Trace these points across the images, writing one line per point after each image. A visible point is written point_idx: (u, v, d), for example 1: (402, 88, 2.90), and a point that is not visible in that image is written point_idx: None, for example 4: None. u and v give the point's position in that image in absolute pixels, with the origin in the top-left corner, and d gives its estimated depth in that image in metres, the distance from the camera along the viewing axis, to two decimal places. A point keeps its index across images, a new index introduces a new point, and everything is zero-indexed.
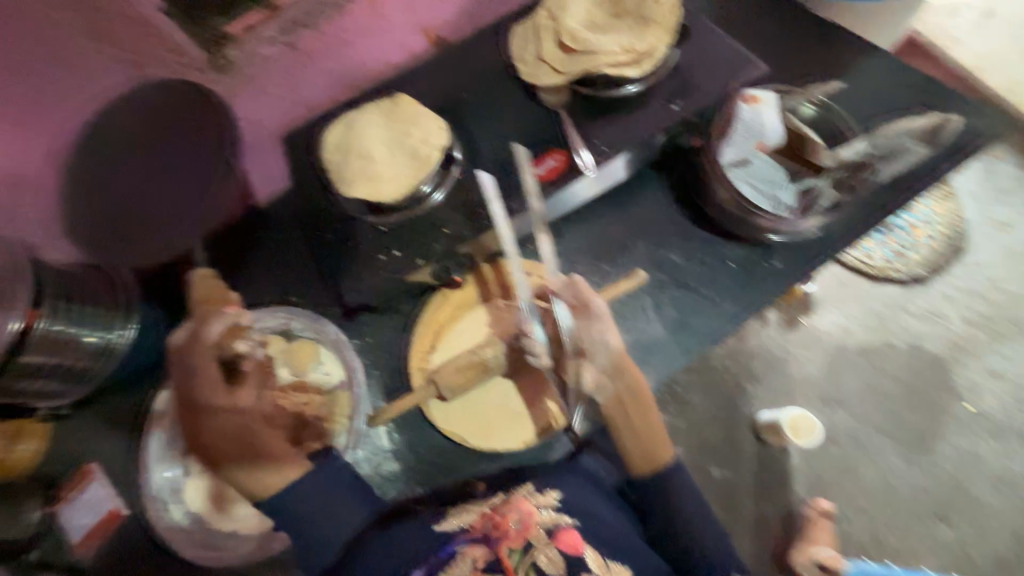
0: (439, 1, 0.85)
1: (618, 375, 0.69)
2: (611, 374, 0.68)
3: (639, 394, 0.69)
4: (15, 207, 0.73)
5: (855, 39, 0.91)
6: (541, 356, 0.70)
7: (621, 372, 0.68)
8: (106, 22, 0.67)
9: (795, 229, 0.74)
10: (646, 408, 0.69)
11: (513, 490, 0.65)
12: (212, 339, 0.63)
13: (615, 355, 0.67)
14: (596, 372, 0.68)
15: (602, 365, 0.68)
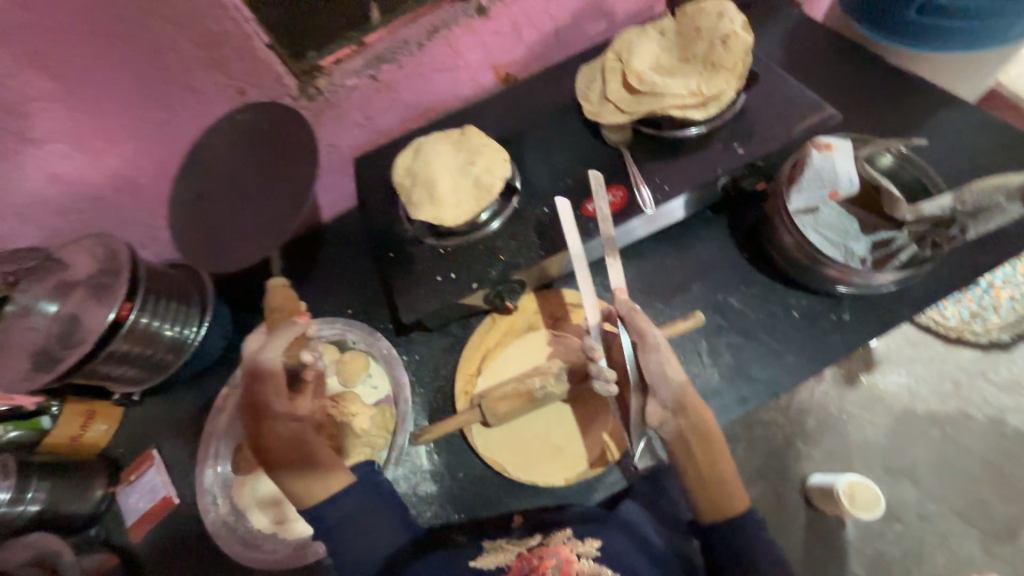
0: (513, 43, 0.89)
1: (681, 411, 0.64)
2: (674, 410, 0.64)
3: (706, 433, 0.64)
4: (124, 210, 0.83)
5: (934, 91, 0.88)
6: (609, 381, 0.66)
7: (685, 409, 0.64)
8: (223, 54, 0.70)
9: (871, 284, 0.69)
10: (714, 447, 0.64)
11: (551, 533, 0.63)
12: (280, 348, 0.67)
13: (678, 390, 0.64)
14: (659, 407, 0.65)
15: (666, 400, 0.64)
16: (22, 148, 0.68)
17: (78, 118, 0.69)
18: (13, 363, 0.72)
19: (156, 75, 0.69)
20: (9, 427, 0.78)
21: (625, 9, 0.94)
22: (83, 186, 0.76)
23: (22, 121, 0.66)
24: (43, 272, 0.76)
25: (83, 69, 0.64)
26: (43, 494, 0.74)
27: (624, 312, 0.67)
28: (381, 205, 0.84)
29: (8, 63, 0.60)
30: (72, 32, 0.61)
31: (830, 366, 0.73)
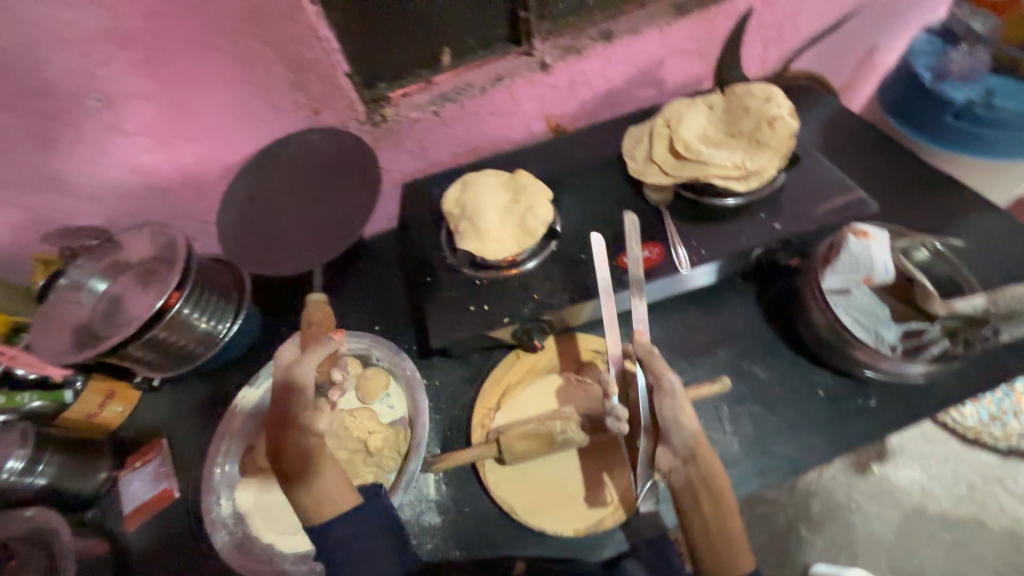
0: (568, 97, 0.95)
1: (691, 460, 0.64)
2: (685, 458, 0.64)
3: (717, 487, 0.63)
4: (184, 204, 0.87)
5: (970, 193, 0.91)
6: (621, 420, 0.67)
7: (697, 458, 0.64)
8: (306, 78, 0.76)
9: (899, 372, 0.69)
10: (723, 499, 0.62)
11: None
12: (316, 362, 0.69)
13: (691, 438, 0.64)
14: (669, 453, 0.66)
15: (677, 447, 0.65)
16: (111, 137, 0.74)
17: (167, 117, 0.74)
18: (59, 334, 0.76)
19: (245, 88, 0.75)
20: (33, 396, 0.79)
21: (675, 80, 1.00)
22: (155, 177, 0.81)
23: (119, 114, 0.72)
24: (105, 253, 0.82)
25: (183, 75, 0.70)
26: (52, 469, 0.75)
27: (643, 355, 0.67)
28: (424, 231, 0.88)
29: (121, 64, 0.67)
30: (182, 44, 0.67)
31: (853, 451, 0.72)
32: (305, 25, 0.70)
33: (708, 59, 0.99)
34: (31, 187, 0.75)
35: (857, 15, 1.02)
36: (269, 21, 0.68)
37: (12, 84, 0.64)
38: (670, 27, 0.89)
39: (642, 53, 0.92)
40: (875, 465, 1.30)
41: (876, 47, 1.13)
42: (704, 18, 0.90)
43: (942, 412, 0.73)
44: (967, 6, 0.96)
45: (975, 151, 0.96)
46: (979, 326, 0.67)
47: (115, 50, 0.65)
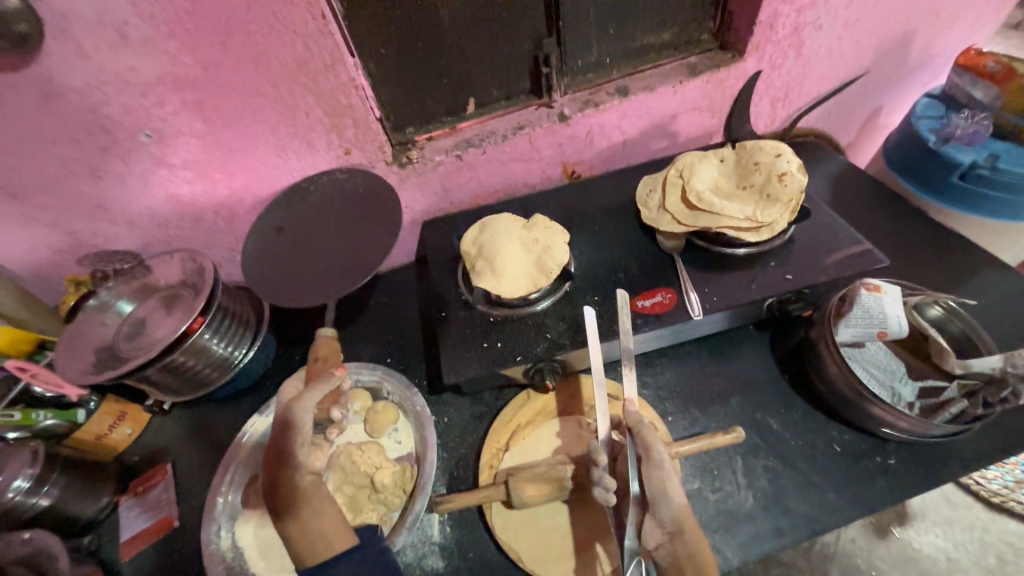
0: (585, 146, 1.00)
1: (678, 534, 0.61)
2: (672, 532, 0.62)
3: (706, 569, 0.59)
4: (214, 233, 0.91)
5: (980, 251, 0.92)
6: (609, 489, 0.65)
7: (682, 531, 0.61)
8: (341, 122, 0.82)
9: (920, 430, 0.67)
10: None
11: None
12: (317, 399, 0.69)
13: (679, 511, 0.62)
14: (657, 526, 0.62)
15: (664, 519, 0.62)
16: (156, 170, 0.79)
17: (210, 153, 0.79)
18: (83, 354, 0.79)
19: (285, 130, 0.80)
20: (47, 413, 0.79)
21: (687, 133, 1.05)
22: (191, 208, 0.85)
23: (166, 149, 0.77)
24: (136, 276, 0.85)
25: (230, 117, 0.76)
26: (56, 490, 0.74)
27: (633, 424, 0.68)
28: (441, 267, 0.90)
29: (175, 105, 0.72)
30: (233, 89, 0.73)
31: (875, 512, 0.69)
32: (345, 76, 0.76)
33: (719, 116, 1.04)
34: (76, 213, 0.79)
35: (861, 79, 1.08)
36: (313, 71, 0.74)
37: (75, 120, 0.69)
38: (683, 85, 0.94)
39: (655, 109, 0.97)
40: (895, 528, 1.27)
41: (879, 108, 1.19)
42: (715, 78, 0.95)
43: (965, 475, 0.71)
44: (968, 73, 0.98)
45: (983, 211, 0.98)
46: (1007, 391, 0.63)
47: (172, 93, 0.71)
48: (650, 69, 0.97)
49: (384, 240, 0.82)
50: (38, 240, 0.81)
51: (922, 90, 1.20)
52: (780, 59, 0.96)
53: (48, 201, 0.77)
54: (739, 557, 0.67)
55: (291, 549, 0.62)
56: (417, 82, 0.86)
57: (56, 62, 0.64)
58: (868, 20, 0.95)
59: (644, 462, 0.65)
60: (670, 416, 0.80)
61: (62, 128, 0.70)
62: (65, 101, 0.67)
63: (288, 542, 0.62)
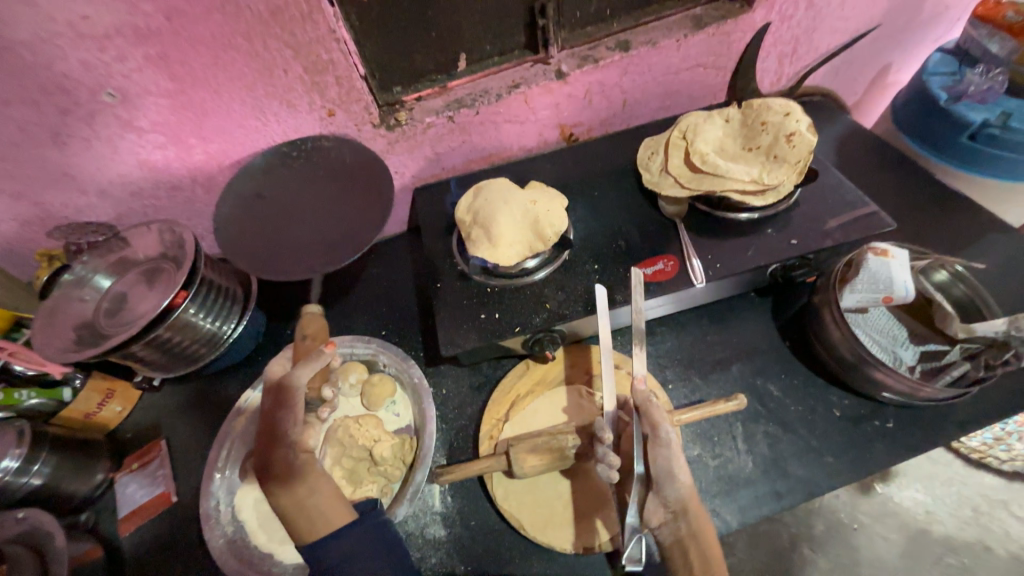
0: (583, 107, 0.95)
1: (682, 514, 0.62)
2: (674, 510, 0.63)
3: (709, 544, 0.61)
4: (193, 203, 0.86)
5: (984, 214, 0.90)
6: (612, 467, 0.64)
7: (686, 511, 0.62)
8: (322, 80, 0.76)
9: (920, 393, 0.67)
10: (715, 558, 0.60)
11: None
12: (308, 375, 0.67)
13: (684, 491, 0.62)
14: (661, 506, 0.63)
15: (668, 499, 0.63)
16: (124, 134, 0.73)
17: (182, 115, 0.73)
18: (62, 332, 0.75)
19: (262, 89, 0.74)
20: (31, 392, 0.78)
21: (690, 92, 0.99)
22: (165, 175, 0.80)
23: (133, 111, 0.71)
24: (112, 250, 0.81)
25: (201, 74, 0.70)
26: (47, 469, 0.73)
27: (640, 402, 0.66)
28: (435, 236, 0.87)
29: (139, 61, 0.66)
30: (202, 43, 0.66)
31: (871, 474, 0.70)
32: (325, 27, 0.70)
33: (724, 73, 0.98)
34: (41, 181, 0.74)
35: (873, 32, 1.02)
36: (289, 22, 0.68)
37: (27, 78, 0.63)
38: (688, 39, 0.89)
39: (658, 66, 0.92)
40: (878, 485, 1.31)
41: (889, 65, 1.14)
42: (722, 31, 0.89)
43: (959, 437, 0.72)
44: (985, 27, 0.91)
45: (991, 172, 0.95)
46: (1009, 353, 0.64)
47: (134, 47, 0.64)
48: (653, 21, 0.91)
49: (377, 214, 0.79)
50: (4, 212, 0.76)
51: (934, 45, 1.15)
52: (790, 10, 0.90)
53: (9, 169, 0.71)
54: (738, 520, 0.68)
55: (288, 524, 0.61)
56: (403, 35, 0.79)
57: None
58: None
59: (651, 442, 0.64)
60: (670, 383, 0.79)
61: (15, 88, 0.64)
62: (14, 56, 0.61)
63: (287, 520, 0.62)
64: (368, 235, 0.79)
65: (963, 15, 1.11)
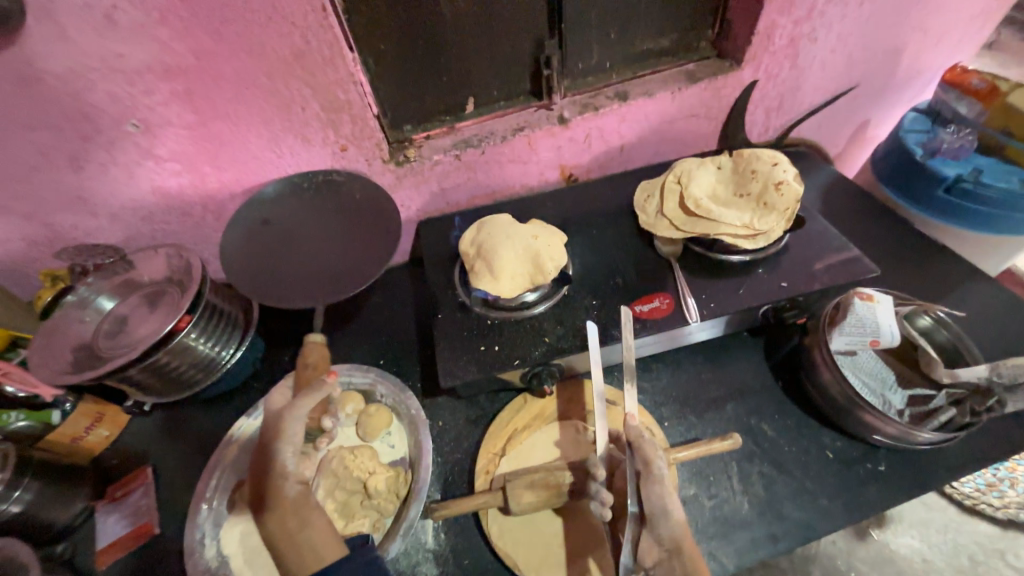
0: (583, 150, 1.00)
1: (677, 553, 0.60)
2: (669, 549, 0.61)
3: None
4: (202, 228, 0.88)
5: (963, 263, 0.95)
6: (605, 504, 0.64)
7: (681, 550, 0.60)
8: (337, 118, 0.80)
9: (908, 436, 0.68)
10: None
11: None
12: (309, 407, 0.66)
13: (678, 529, 0.61)
14: (655, 544, 0.62)
15: (663, 537, 0.62)
16: (142, 161, 0.75)
17: (200, 145, 0.76)
18: (59, 353, 0.75)
19: (280, 124, 0.78)
20: (19, 414, 0.75)
21: (683, 140, 1.05)
22: (178, 201, 0.82)
23: (154, 140, 0.74)
24: (117, 272, 0.82)
25: (223, 109, 0.73)
26: (29, 496, 0.71)
27: (633, 438, 0.68)
28: (437, 268, 0.89)
29: (164, 95, 0.69)
30: (226, 80, 0.70)
31: (866, 518, 0.70)
32: (344, 70, 0.74)
33: (715, 124, 1.04)
34: (55, 204, 0.76)
35: (852, 92, 1.10)
36: (311, 65, 0.72)
37: (56, 106, 0.66)
38: (682, 92, 0.95)
39: (654, 115, 0.98)
40: (874, 531, 1.30)
41: (868, 121, 1.22)
42: (713, 86, 0.96)
43: (951, 482, 0.72)
44: (954, 90, 1.01)
45: (967, 224, 1.00)
46: (993, 402, 0.65)
47: (161, 82, 0.68)
48: (650, 75, 0.97)
49: (385, 248, 0.82)
50: (14, 232, 0.77)
51: (908, 104, 1.23)
52: (776, 69, 0.97)
53: (25, 191, 0.73)
54: (735, 564, 0.67)
55: (277, 558, 0.60)
56: (416, 79, 0.85)
57: (37, 46, 0.61)
58: (861, 34, 0.97)
59: (643, 478, 0.65)
60: (666, 421, 0.80)
61: (42, 115, 0.66)
62: (46, 86, 0.64)
63: (277, 554, 0.60)
64: (373, 267, 0.81)
65: (933, 79, 1.20)
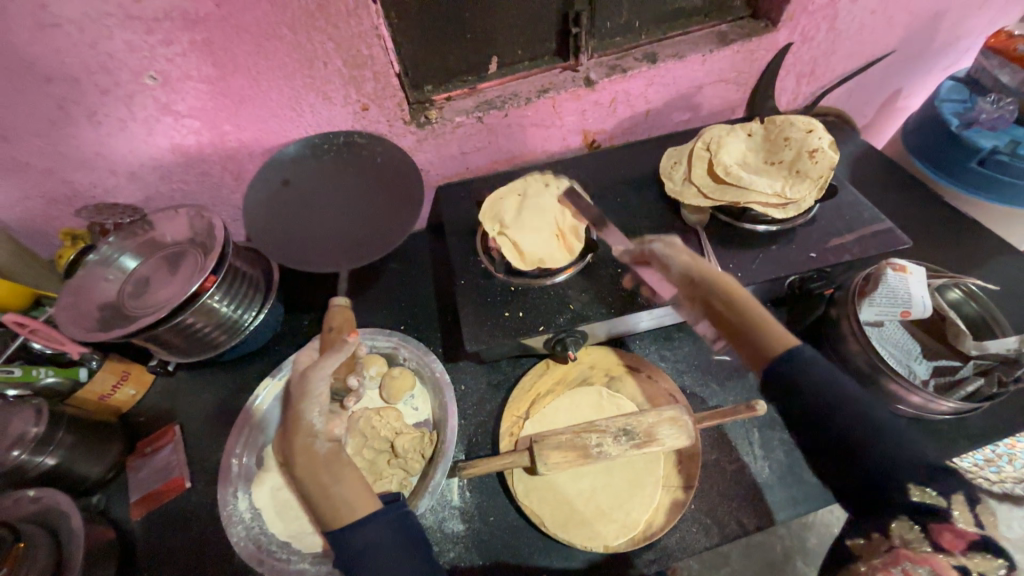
0: (607, 116, 0.97)
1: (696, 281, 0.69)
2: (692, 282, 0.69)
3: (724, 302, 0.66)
4: (219, 189, 0.87)
5: (991, 238, 0.94)
6: (631, 432, 0.70)
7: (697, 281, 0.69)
8: (360, 75, 0.77)
9: (930, 406, 0.69)
10: (735, 311, 0.65)
11: (661, 529, 0.67)
12: (331, 368, 0.64)
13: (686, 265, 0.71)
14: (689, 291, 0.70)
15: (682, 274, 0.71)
16: (161, 117, 0.73)
17: (220, 101, 0.74)
18: (84, 312, 0.75)
19: (301, 79, 0.75)
20: (48, 371, 0.75)
21: (710, 106, 1.02)
22: (196, 160, 0.81)
23: (173, 95, 0.71)
24: (137, 232, 0.80)
25: (243, 62, 0.70)
26: (62, 450, 0.72)
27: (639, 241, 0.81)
28: (459, 233, 0.87)
29: (184, 47, 0.67)
30: (247, 30, 0.67)
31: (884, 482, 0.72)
32: (368, 23, 0.71)
33: (744, 90, 1.01)
34: (73, 160, 0.74)
35: (889, 57, 1.05)
36: (334, 16, 0.69)
37: (74, 55, 0.64)
38: (713, 54, 0.91)
39: (683, 78, 0.94)
40: None
41: (899, 90, 1.17)
42: (746, 48, 0.92)
43: (971, 453, 0.74)
44: (997, 57, 0.96)
45: (1000, 199, 0.98)
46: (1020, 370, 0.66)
47: (181, 31, 0.65)
48: (680, 36, 0.93)
49: (409, 211, 0.81)
50: (33, 188, 0.76)
51: (943, 74, 1.19)
52: (812, 31, 0.93)
53: (41, 145, 0.71)
54: (755, 523, 0.70)
55: (311, 509, 0.59)
56: (439, 35, 0.81)
57: None
58: None
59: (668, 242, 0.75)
60: (688, 389, 0.82)
61: (58, 65, 0.64)
62: (62, 33, 0.62)
63: (311, 509, 0.59)
64: (397, 232, 0.80)
65: (973, 46, 1.15)
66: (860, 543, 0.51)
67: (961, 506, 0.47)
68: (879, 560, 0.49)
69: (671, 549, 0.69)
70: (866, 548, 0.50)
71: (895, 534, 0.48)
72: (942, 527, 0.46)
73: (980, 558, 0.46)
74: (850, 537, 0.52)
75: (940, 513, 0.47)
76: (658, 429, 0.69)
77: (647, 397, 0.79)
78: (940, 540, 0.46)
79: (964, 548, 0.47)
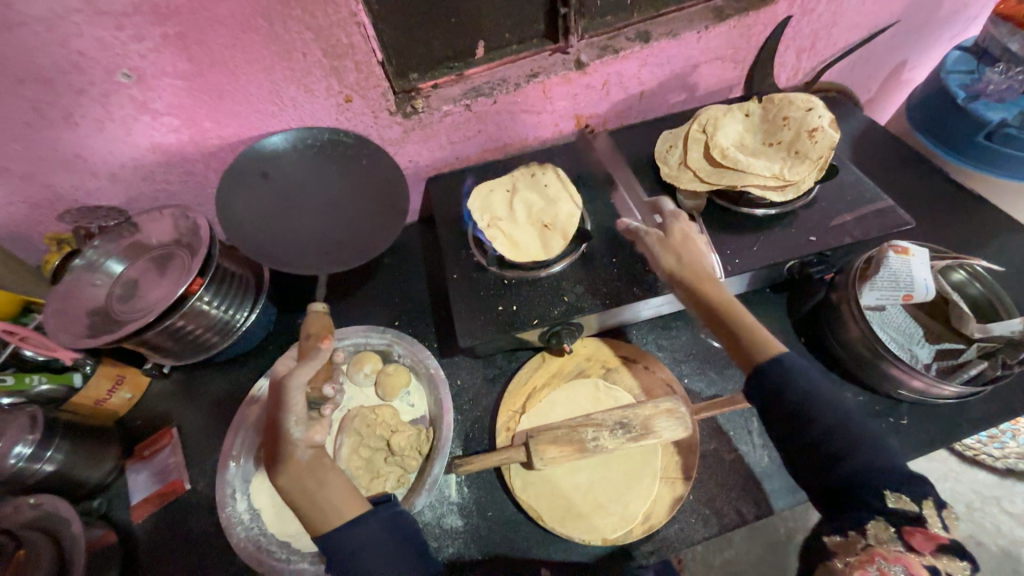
0: (600, 99, 0.93)
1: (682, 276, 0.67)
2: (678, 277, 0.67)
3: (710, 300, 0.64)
4: (203, 187, 0.85)
5: (997, 215, 0.91)
6: (626, 425, 0.69)
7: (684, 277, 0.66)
8: (341, 65, 0.74)
9: (932, 390, 0.68)
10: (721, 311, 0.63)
11: (658, 521, 0.68)
12: (308, 376, 0.63)
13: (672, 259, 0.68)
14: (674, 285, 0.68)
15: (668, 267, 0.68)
16: (138, 116, 0.71)
17: (198, 98, 0.72)
18: (73, 318, 0.74)
19: (281, 72, 0.72)
20: (42, 378, 0.74)
21: (706, 86, 0.98)
22: (178, 159, 0.79)
23: (149, 93, 0.69)
24: (122, 234, 0.79)
25: (219, 56, 0.68)
26: (60, 456, 0.72)
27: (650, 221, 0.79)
28: (450, 225, 0.86)
29: (155, 42, 0.64)
30: (221, 23, 0.65)
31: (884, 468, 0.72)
32: (346, 10, 0.68)
33: (742, 67, 0.97)
34: (51, 163, 0.73)
35: (893, 28, 1.01)
36: (310, 4, 0.66)
37: (43, 55, 0.61)
38: (709, 31, 0.87)
39: (677, 57, 0.90)
40: None
41: (904, 62, 1.13)
42: (743, 24, 0.88)
43: (972, 435, 0.73)
44: (1006, 24, 0.90)
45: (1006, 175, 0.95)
46: None
47: (152, 26, 0.62)
48: (674, 12, 0.89)
49: (393, 218, 0.82)
50: (14, 193, 0.75)
51: (948, 45, 1.15)
52: (812, 3, 0.89)
53: (19, 149, 0.70)
54: (754, 512, 0.70)
55: (300, 515, 0.58)
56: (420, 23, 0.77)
57: None
58: None
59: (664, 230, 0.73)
60: (686, 377, 0.81)
61: (27, 65, 0.62)
62: (28, 32, 0.59)
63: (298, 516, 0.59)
64: (380, 239, 0.81)
65: (981, 13, 1.10)
66: (835, 540, 0.50)
67: (930, 509, 0.49)
68: (854, 558, 0.48)
69: (669, 540, 0.69)
70: (843, 545, 0.49)
71: (870, 533, 0.48)
72: (915, 528, 0.47)
73: (948, 558, 0.47)
74: (827, 533, 0.51)
75: (916, 518, 0.48)
76: (655, 421, 0.69)
77: (643, 387, 0.78)
78: (912, 541, 0.47)
79: (933, 551, 0.47)
